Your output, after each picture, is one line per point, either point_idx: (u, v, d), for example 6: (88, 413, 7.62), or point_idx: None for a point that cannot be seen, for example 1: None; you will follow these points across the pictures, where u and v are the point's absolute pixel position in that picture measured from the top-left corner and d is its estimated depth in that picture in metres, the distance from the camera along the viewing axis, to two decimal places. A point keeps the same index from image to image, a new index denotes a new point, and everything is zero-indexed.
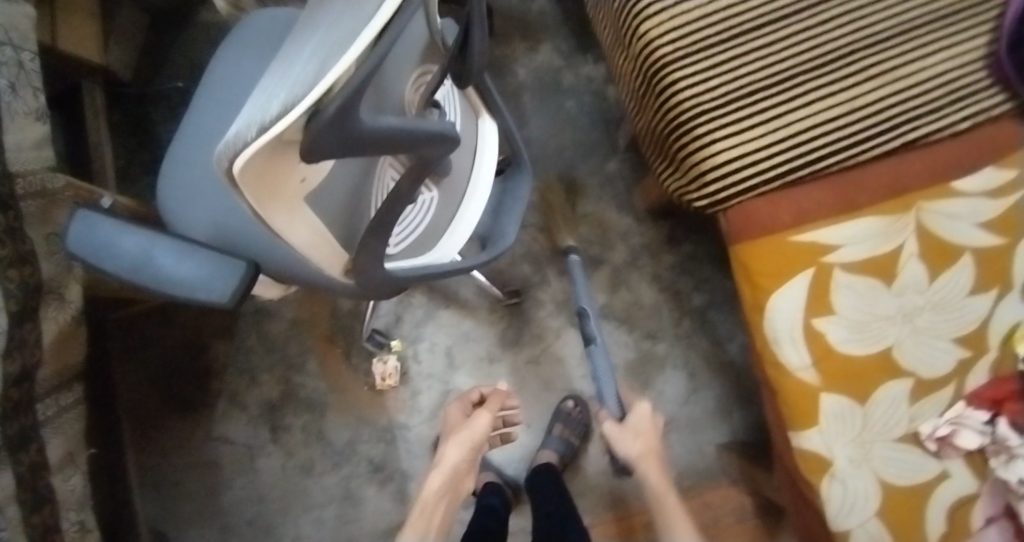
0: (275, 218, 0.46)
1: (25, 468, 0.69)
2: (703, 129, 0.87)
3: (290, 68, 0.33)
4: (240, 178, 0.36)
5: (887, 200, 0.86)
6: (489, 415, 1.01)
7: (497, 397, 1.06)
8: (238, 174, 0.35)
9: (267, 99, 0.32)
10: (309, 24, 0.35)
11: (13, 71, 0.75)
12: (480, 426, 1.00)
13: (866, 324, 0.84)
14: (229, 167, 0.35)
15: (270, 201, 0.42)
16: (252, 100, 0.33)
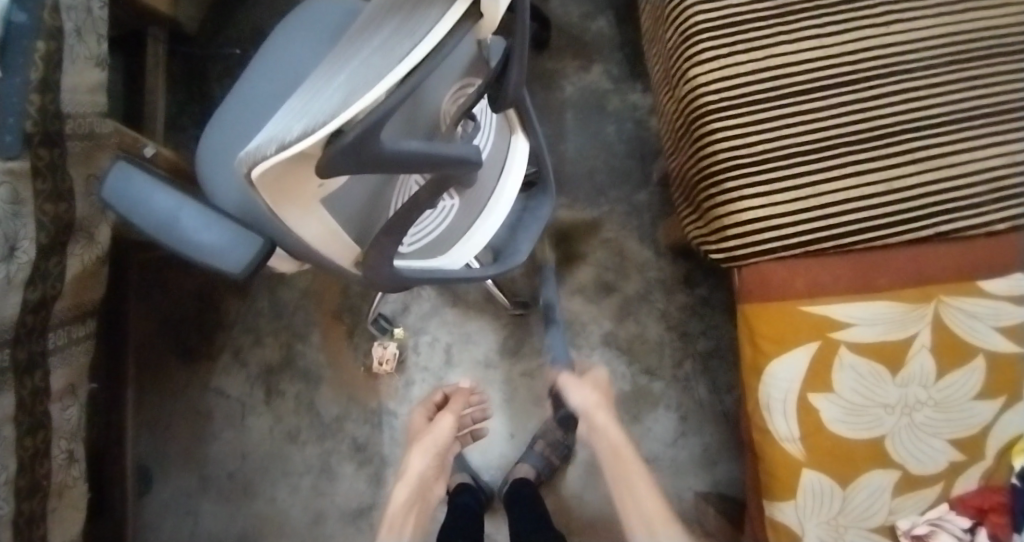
0: (290, 215, 0.48)
1: (26, 392, 0.72)
2: (733, 184, 0.87)
3: (316, 94, 0.35)
4: (258, 182, 0.39)
5: (906, 287, 0.85)
6: (450, 418, 1.02)
7: (459, 397, 1.07)
8: (256, 179, 0.38)
9: (290, 119, 0.35)
10: (343, 51, 0.38)
11: (81, 17, 0.79)
12: (442, 431, 1.01)
13: (863, 408, 0.82)
14: (248, 173, 0.38)
15: (285, 200, 0.44)
16: (277, 117, 0.36)
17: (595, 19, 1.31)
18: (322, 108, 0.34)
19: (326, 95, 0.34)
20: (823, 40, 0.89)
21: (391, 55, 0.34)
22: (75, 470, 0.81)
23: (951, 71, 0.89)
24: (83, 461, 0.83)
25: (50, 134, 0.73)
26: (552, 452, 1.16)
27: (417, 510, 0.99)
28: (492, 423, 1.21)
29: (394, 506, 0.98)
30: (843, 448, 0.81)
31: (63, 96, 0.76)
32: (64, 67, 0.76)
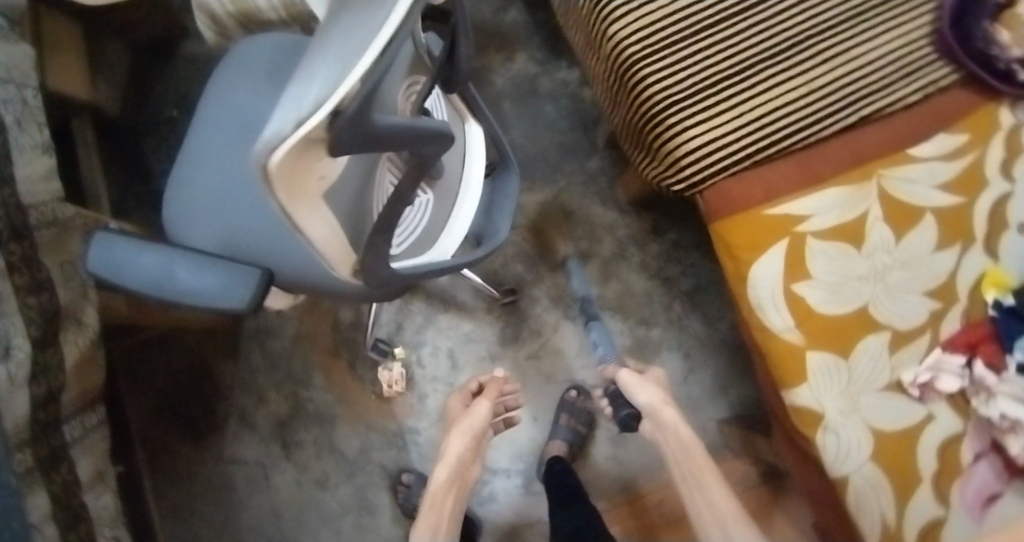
0: (301, 222, 0.50)
1: (58, 488, 0.71)
2: (674, 118, 0.93)
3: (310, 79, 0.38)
4: (273, 175, 0.41)
5: (849, 171, 0.92)
6: (488, 403, 1.05)
7: (495, 385, 1.10)
8: (272, 170, 0.40)
9: (290, 107, 0.38)
10: (317, 43, 0.41)
11: (17, 109, 0.79)
12: (480, 414, 1.04)
13: (842, 285, 0.89)
14: (265, 164, 0.40)
15: (294, 197, 0.46)
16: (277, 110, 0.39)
17: (506, 11, 1.37)
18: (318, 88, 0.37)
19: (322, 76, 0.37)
20: None
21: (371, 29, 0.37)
22: None
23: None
24: None
25: (16, 227, 0.73)
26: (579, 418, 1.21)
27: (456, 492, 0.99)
28: None
29: (434, 485, 0.97)
30: (834, 325, 0.88)
31: (19, 188, 0.75)
32: (13, 158, 0.75)
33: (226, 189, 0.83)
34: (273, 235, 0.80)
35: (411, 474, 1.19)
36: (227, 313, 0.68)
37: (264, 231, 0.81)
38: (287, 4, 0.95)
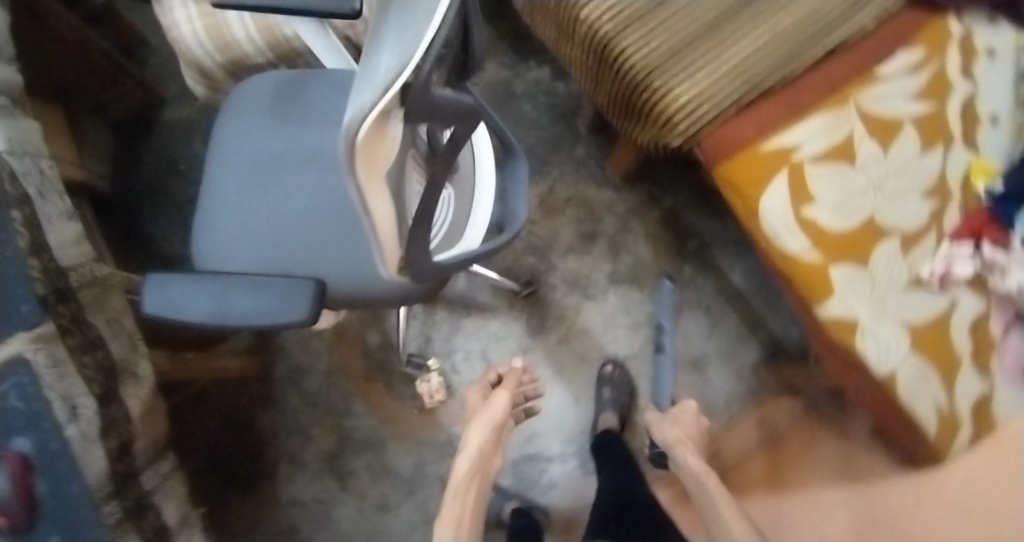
0: (372, 203, 0.53)
1: (150, 534, 0.71)
2: (658, 81, 0.96)
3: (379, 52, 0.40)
4: (355, 146, 0.41)
5: (829, 99, 0.95)
6: (505, 393, 1.08)
7: (512, 377, 1.13)
8: (355, 142, 0.41)
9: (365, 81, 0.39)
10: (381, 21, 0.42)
11: (37, 180, 0.79)
12: (499, 405, 1.06)
13: (847, 201, 0.93)
14: (350, 136, 0.40)
15: (370, 175, 0.49)
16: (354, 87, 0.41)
17: None
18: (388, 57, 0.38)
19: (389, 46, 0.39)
20: None
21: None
22: None
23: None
24: None
25: (61, 290, 0.73)
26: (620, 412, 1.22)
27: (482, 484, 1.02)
28: (553, 400, 1.27)
29: (456, 477, 0.99)
30: (847, 239, 0.92)
31: (55, 254, 0.76)
32: (44, 227, 0.76)
33: (259, 223, 0.88)
34: (316, 256, 0.86)
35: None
36: (287, 327, 0.68)
37: (305, 254, 0.86)
38: (273, 44, 0.98)
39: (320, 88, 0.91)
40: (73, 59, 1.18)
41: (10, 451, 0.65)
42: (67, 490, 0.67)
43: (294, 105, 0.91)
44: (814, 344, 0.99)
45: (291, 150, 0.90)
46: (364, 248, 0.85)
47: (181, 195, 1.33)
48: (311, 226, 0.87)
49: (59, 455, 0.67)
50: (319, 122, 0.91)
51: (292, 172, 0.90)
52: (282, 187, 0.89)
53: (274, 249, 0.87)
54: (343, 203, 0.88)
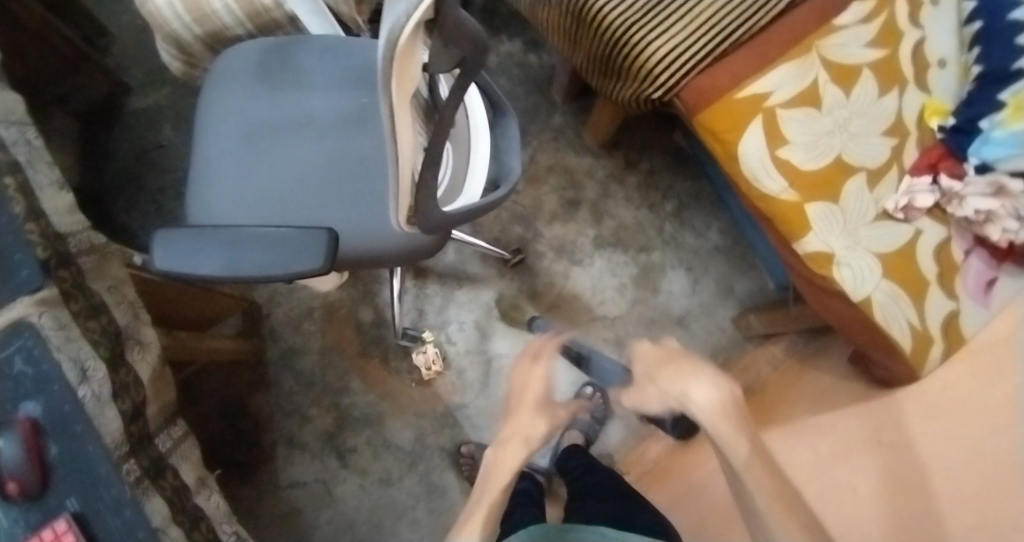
0: (400, 129, 0.56)
1: (170, 492, 0.70)
2: (637, 37, 1.01)
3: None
4: (395, 55, 0.44)
5: (794, 47, 1.01)
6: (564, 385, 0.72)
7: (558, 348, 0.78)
8: (397, 49, 0.43)
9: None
10: None
11: (26, 149, 0.76)
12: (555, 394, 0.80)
13: (817, 142, 0.99)
14: (393, 43, 0.42)
15: (402, 93, 0.51)
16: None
17: None
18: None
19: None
20: None
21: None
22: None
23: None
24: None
25: (61, 254, 0.72)
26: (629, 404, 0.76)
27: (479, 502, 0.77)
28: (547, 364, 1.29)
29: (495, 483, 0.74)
30: (820, 177, 0.98)
31: (52, 220, 0.74)
32: (38, 194, 0.74)
33: (254, 187, 0.88)
34: (314, 216, 0.86)
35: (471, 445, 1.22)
36: (302, 276, 0.69)
37: (305, 215, 0.86)
38: (253, 14, 0.98)
39: (307, 51, 0.91)
40: (36, 43, 1.13)
41: (20, 415, 0.63)
42: (85, 450, 0.64)
43: (282, 70, 0.92)
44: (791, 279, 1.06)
45: (283, 115, 0.91)
46: (362, 206, 0.86)
47: (155, 183, 1.29)
48: (308, 187, 0.88)
49: (72, 416, 0.65)
50: (308, 86, 0.91)
51: (286, 136, 0.90)
52: (279, 151, 0.89)
53: (275, 210, 0.87)
54: (338, 164, 0.89)
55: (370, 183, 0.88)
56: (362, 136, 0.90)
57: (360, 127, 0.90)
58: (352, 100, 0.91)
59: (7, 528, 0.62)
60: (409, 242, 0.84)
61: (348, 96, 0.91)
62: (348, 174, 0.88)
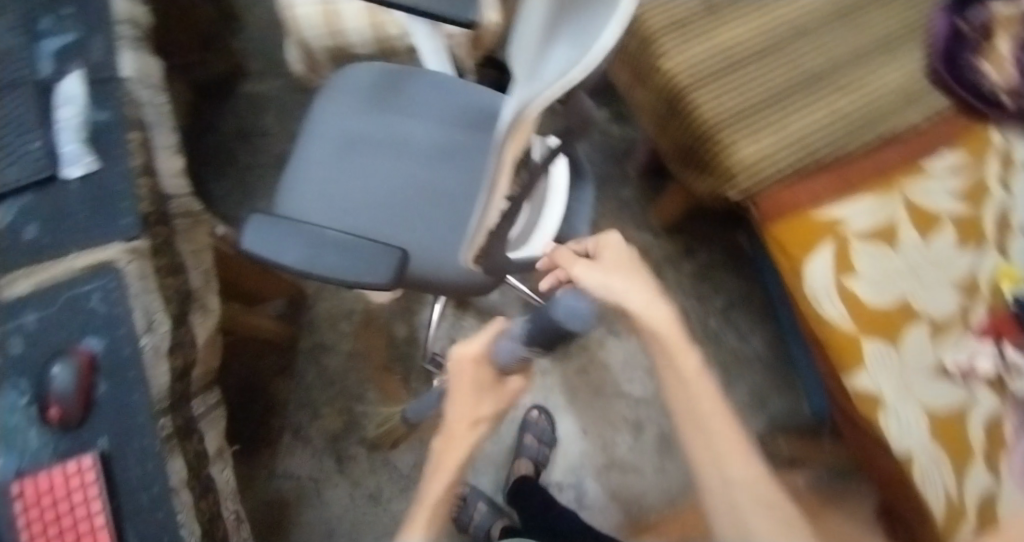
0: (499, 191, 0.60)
1: (191, 457, 0.72)
2: (726, 140, 1.05)
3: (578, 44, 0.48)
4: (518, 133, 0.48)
5: (877, 184, 1.04)
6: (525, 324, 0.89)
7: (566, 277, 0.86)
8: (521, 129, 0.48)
9: (553, 66, 0.47)
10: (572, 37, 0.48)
11: (158, 113, 0.86)
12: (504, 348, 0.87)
13: (885, 280, 1.00)
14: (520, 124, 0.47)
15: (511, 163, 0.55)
16: (542, 69, 0.48)
17: None
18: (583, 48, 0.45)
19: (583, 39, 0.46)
20: (748, 23, 1.11)
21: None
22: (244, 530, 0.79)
23: (847, 8, 1.12)
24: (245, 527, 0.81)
25: (163, 213, 0.79)
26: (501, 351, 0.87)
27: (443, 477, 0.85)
28: (560, 427, 1.29)
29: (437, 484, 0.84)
30: (882, 315, 0.98)
31: (162, 179, 0.81)
32: (156, 154, 0.82)
33: (339, 192, 0.93)
34: (389, 233, 0.91)
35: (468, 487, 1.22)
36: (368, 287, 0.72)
37: (380, 229, 0.91)
38: (378, 39, 1.05)
39: (416, 79, 0.97)
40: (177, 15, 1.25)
41: (82, 348, 0.68)
42: (129, 397, 0.68)
43: (389, 91, 0.97)
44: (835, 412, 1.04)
45: (380, 131, 0.96)
46: (435, 234, 0.90)
47: (243, 161, 1.37)
48: (389, 204, 0.92)
49: (130, 361, 0.69)
50: (410, 110, 0.97)
51: (377, 151, 0.95)
52: (370, 165, 0.94)
53: (353, 218, 0.91)
54: (421, 190, 0.93)
55: (446, 213, 0.92)
56: (449, 168, 0.94)
57: (450, 159, 0.95)
58: (447, 132, 0.96)
59: (37, 450, 0.66)
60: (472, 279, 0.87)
61: (445, 127, 0.96)
62: (429, 200, 0.93)
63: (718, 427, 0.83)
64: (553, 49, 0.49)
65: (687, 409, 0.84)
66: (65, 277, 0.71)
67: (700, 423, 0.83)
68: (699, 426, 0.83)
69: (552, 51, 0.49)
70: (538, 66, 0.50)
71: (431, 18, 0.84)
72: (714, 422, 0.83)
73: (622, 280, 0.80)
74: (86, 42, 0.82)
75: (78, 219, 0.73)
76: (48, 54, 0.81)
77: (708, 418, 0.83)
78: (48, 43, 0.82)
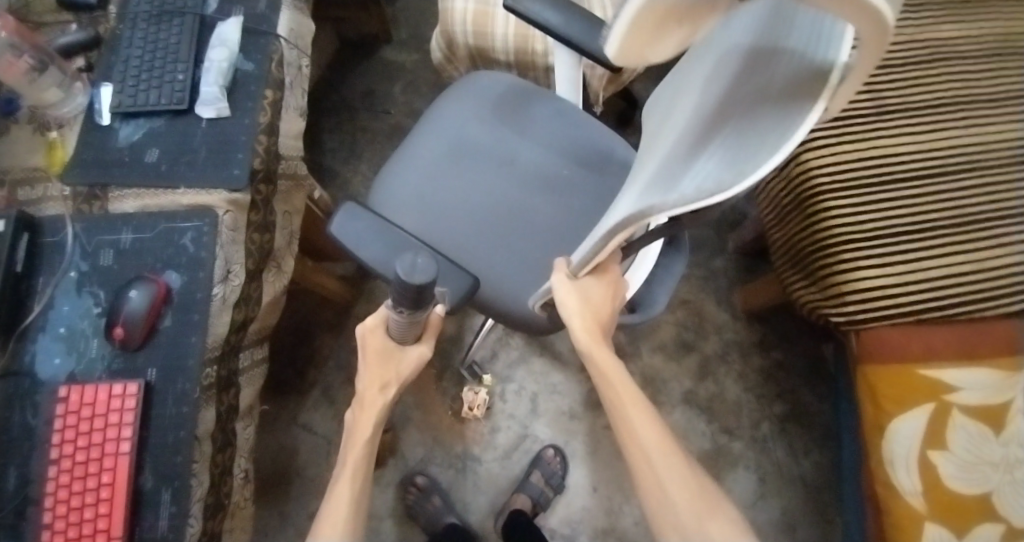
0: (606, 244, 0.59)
1: (224, 408, 0.74)
2: (847, 255, 0.97)
3: (733, 157, 0.42)
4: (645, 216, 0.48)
5: (1004, 357, 0.93)
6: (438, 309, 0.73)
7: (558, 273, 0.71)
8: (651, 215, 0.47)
9: (696, 181, 0.43)
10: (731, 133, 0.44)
11: (295, 73, 0.87)
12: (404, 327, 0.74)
13: (973, 464, 0.90)
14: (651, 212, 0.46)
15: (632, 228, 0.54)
16: (685, 181, 0.45)
17: None
18: (734, 171, 0.40)
19: (740, 158, 0.41)
20: (914, 138, 1.01)
21: (796, 108, 0.37)
22: (248, 493, 0.80)
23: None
24: (250, 486, 0.82)
25: (269, 172, 0.80)
26: (393, 325, 0.72)
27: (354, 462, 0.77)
28: (573, 476, 1.26)
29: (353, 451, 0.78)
30: (954, 501, 0.89)
31: (280, 140, 0.83)
32: (283, 113, 0.84)
33: (438, 194, 0.93)
34: (477, 256, 0.90)
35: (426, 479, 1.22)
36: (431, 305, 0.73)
37: (467, 245, 0.90)
38: (521, 52, 1.04)
39: (542, 104, 0.97)
40: None
41: (161, 279, 0.71)
42: (188, 338, 0.71)
43: (513, 110, 0.96)
44: None
45: (493, 147, 0.95)
46: (521, 270, 0.89)
47: (361, 122, 1.42)
48: (485, 226, 0.91)
49: (197, 305, 0.72)
50: (528, 134, 0.96)
51: (486, 167, 0.94)
52: (476, 178, 0.94)
53: (443, 225, 0.91)
54: (518, 218, 0.92)
55: (536, 248, 0.91)
56: (551, 202, 0.93)
57: (554, 195, 0.93)
58: (558, 167, 0.95)
59: (92, 359, 0.70)
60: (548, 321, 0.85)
61: (560, 162, 0.94)
62: (523, 232, 0.91)
63: (682, 502, 0.64)
64: (706, 158, 0.45)
65: (643, 476, 0.67)
66: (167, 208, 0.75)
67: (661, 496, 0.65)
68: (659, 500, 0.65)
69: (706, 159, 0.44)
70: (682, 175, 0.46)
71: (579, 49, 0.83)
72: (683, 503, 0.64)
73: (580, 304, 0.70)
74: None
75: (195, 157, 0.77)
76: None
77: (669, 486, 0.65)
78: None
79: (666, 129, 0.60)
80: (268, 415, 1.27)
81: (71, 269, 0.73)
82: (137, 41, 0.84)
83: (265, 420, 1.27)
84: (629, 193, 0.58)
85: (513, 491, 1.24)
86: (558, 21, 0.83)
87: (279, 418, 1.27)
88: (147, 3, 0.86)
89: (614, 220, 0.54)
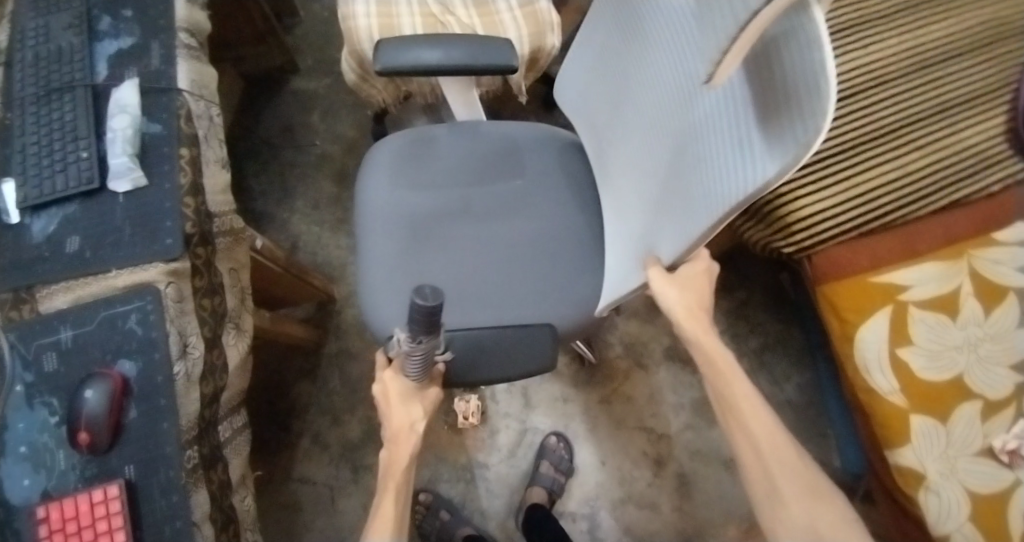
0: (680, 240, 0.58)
1: (215, 487, 0.71)
2: (785, 188, 0.99)
3: (775, 122, 0.41)
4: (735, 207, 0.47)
5: (943, 248, 0.99)
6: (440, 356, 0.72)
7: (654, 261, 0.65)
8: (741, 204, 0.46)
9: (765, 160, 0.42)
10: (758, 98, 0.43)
11: (206, 124, 0.83)
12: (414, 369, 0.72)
13: (940, 352, 0.95)
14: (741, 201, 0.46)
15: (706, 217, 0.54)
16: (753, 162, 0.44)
17: None
18: (791, 113, 0.39)
19: (781, 100, 0.40)
20: None
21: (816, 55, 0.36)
22: None
23: (920, 62, 1.06)
24: None
25: (205, 233, 0.77)
26: (414, 367, 0.71)
27: (395, 491, 0.74)
28: (579, 457, 1.27)
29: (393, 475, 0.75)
30: (933, 389, 0.93)
31: (208, 198, 0.79)
32: (204, 171, 0.80)
33: (389, 234, 0.90)
34: (473, 288, 0.89)
35: (430, 495, 1.22)
36: (534, 372, 0.76)
37: (429, 273, 0.89)
38: None
39: (450, 145, 0.95)
40: (240, 18, 1.24)
41: (116, 371, 0.67)
42: (160, 426, 0.67)
43: (447, 145, 0.95)
44: (874, 477, 1.04)
45: (440, 193, 0.93)
46: (540, 279, 0.89)
47: (287, 159, 1.37)
48: (484, 271, 0.90)
49: (160, 388, 0.68)
50: (464, 168, 0.94)
51: (453, 225, 0.92)
52: (436, 217, 0.92)
53: (397, 263, 0.89)
54: (486, 242, 0.91)
55: (504, 263, 0.90)
56: (521, 219, 0.93)
57: (526, 209, 0.93)
58: (509, 186, 0.94)
59: (63, 472, 0.66)
60: (551, 315, 0.88)
61: (511, 178, 0.95)
62: (534, 254, 0.91)
63: (795, 498, 0.61)
64: (751, 125, 0.44)
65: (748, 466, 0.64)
66: (103, 294, 0.71)
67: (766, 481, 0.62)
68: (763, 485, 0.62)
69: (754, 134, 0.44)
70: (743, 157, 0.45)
71: (472, 70, 0.84)
72: (794, 503, 0.61)
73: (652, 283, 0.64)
74: (143, 48, 0.83)
75: (121, 235, 0.73)
76: (105, 58, 0.82)
77: (775, 473, 0.62)
78: (106, 44, 0.83)
79: (670, 132, 0.60)
80: (260, 477, 1.22)
81: (16, 383, 0.68)
82: (31, 127, 0.78)
83: (259, 482, 1.22)
84: (682, 204, 0.57)
85: (526, 487, 1.23)
86: (445, 55, 0.84)
87: (273, 477, 1.22)
88: (33, 85, 0.81)
89: (699, 229, 0.53)
